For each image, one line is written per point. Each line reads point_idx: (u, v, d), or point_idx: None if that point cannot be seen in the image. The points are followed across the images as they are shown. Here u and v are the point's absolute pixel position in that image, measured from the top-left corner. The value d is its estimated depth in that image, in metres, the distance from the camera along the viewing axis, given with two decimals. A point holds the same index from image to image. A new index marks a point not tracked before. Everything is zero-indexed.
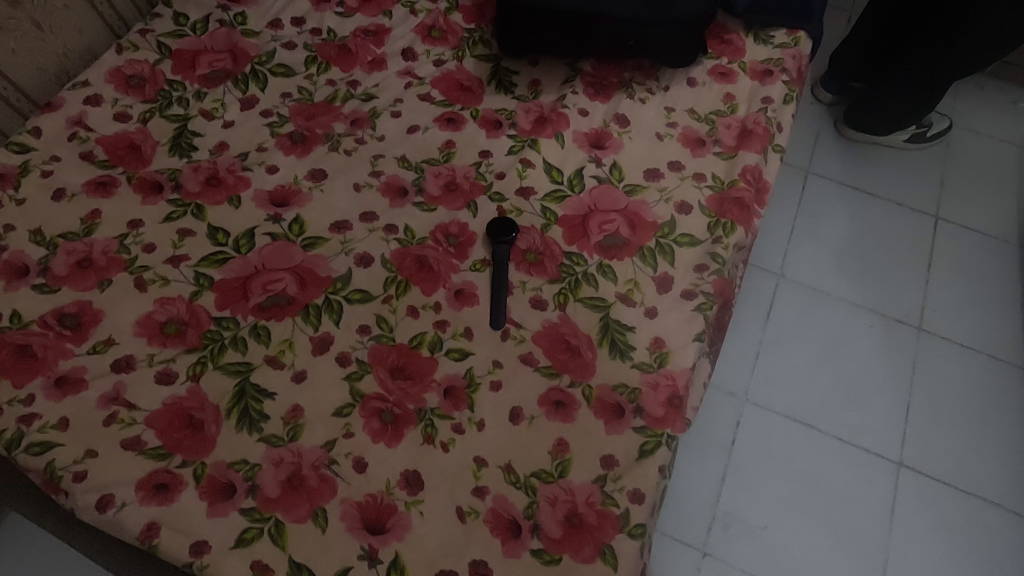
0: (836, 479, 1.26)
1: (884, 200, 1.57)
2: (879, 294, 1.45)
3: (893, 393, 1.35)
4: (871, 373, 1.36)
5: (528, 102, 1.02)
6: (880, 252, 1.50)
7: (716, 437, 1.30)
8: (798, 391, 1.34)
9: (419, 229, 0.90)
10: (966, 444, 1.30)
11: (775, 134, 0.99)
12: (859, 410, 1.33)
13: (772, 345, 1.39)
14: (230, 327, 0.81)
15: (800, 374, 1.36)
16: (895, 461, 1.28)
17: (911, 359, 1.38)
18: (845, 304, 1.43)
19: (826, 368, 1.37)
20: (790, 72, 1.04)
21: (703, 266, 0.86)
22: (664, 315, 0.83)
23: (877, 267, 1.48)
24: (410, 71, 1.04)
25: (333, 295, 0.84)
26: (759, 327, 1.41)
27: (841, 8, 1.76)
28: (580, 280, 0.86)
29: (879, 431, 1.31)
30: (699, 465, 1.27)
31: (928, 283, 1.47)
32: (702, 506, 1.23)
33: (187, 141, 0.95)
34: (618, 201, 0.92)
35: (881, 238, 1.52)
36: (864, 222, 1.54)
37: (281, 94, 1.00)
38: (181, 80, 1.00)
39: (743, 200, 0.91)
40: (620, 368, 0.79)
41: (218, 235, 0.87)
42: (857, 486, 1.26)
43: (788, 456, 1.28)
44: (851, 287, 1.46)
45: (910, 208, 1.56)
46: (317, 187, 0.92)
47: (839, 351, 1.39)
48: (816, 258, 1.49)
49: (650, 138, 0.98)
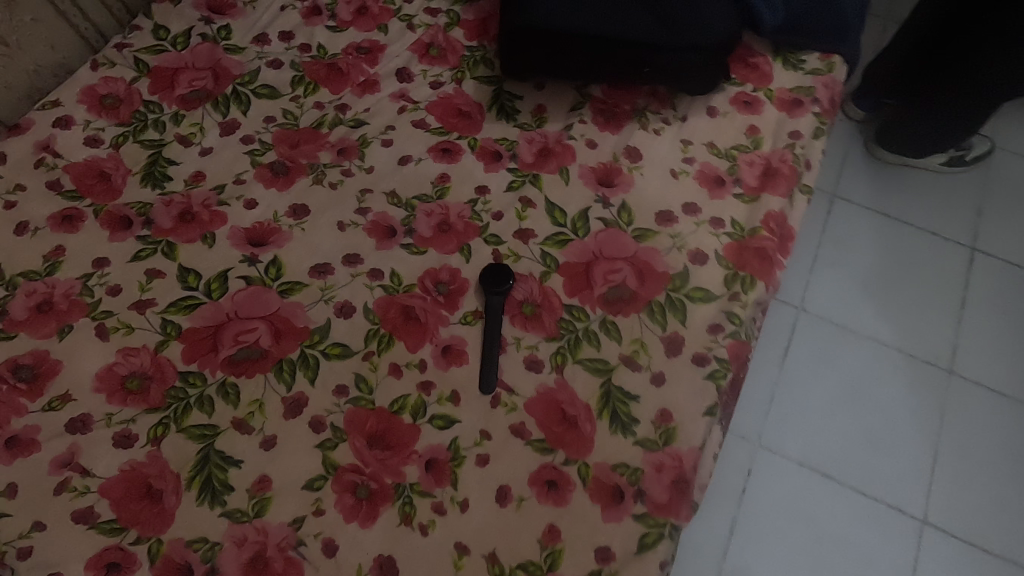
0: (854, 535, 1.18)
1: (916, 229, 1.45)
2: (908, 331, 1.35)
3: (920, 441, 1.25)
4: (897, 419, 1.26)
5: (532, 132, 0.93)
6: (910, 286, 1.39)
7: (727, 485, 1.21)
8: (816, 438, 1.25)
9: (407, 275, 0.82)
10: (998, 500, 1.20)
11: (803, 172, 0.89)
12: (882, 459, 1.23)
13: (789, 386, 1.29)
14: (197, 383, 0.75)
15: (819, 418, 1.26)
16: (918, 517, 1.19)
17: (940, 405, 1.28)
18: (871, 342, 1.33)
19: (847, 413, 1.27)
20: (822, 102, 0.94)
21: (718, 327, 0.78)
22: (672, 383, 0.75)
23: (907, 301, 1.38)
24: (404, 94, 0.96)
25: (310, 349, 0.77)
26: (776, 366, 1.31)
27: (881, 16, 1.62)
28: (580, 339, 0.78)
29: (903, 483, 1.21)
30: (707, 515, 1.19)
31: (961, 321, 1.36)
32: (709, 561, 1.16)
33: (160, 170, 0.88)
34: (626, 248, 0.84)
35: (913, 269, 1.41)
36: (893, 252, 1.43)
37: (264, 118, 0.92)
38: (158, 100, 0.93)
39: (765, 251, 0.82)
40: (621, 444, 0.71)
41: (189, 277, 0.81)
42: (875, 544, 1.17)
43: (804, 508, 1.20)
44: (878, 323, 1.35)
45: (944, 237, 1.44)
46: (297, 225, 0.85)
47: (863, 393, 1.29)
48: (841, 291, 1.39)
49: (664, 175, 0.89)
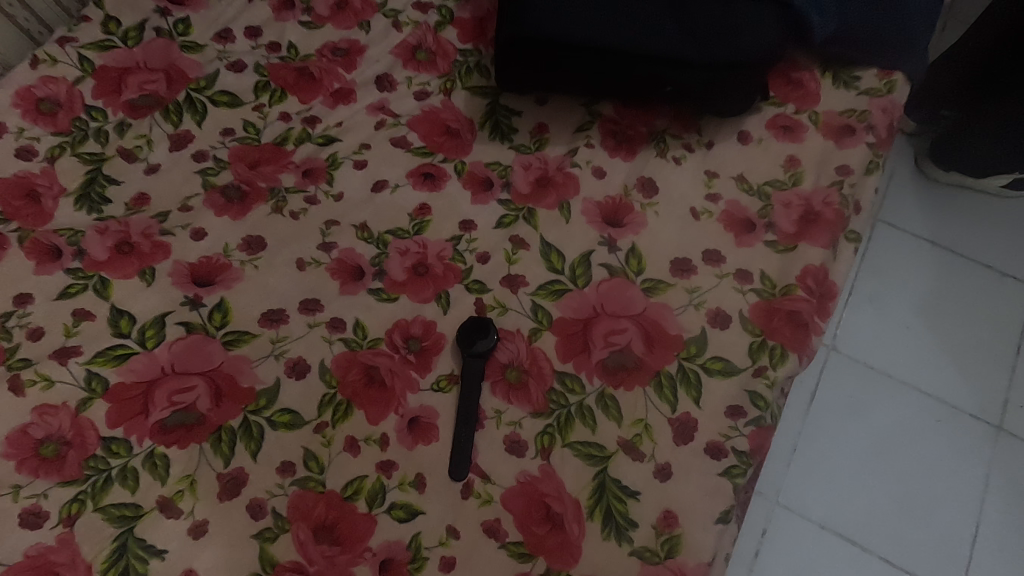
0: None
1: (967, 262, 1.29)
2: (953, 379, 1.20)
3: (960, 507, 1.11)
4: (935, 480, 1.12)
5: (530, 156, 0.80)
6: (957, 328, 1.24)
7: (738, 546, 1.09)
8: (843, 497, 1.11)
9: (373, 327, 0.70)
10: None
11: (850, 217, 0.74)
12: (915, 526, 1.10)
13: (813, 439, 1.15)
14: (121, 452, 0.64)
15: (849, 477, 1.12)
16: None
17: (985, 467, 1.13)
18: (909, 390, 1.19)
19: (879, 472, 1.13)
20: (878, 129, 0.78)
21: (739, 409, 0.65)
22: (680, 477, 0.62)
23: (953, 344, 1.22)
24: (384, 105, 0.83)
25: (254, 415, 0.66)
26: (801, 415, 1.17)
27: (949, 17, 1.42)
28: (572, 416, 0.65)
29: (939, 555, 1.08)
30: None
31: (1014, 369, 1.21)
32: None
33: (99, 190, 0.76)
34: (632, 303, 0.71)
35: (961, 309, 1.25)
36: (940, 288, 1.27)
37: (222, 131, 0.80)
38: (102, 106, 0.81)
39: (800, 316, 0.68)
40: (614, 553, 0.60)
41: (121, 321, 0.70)
42: None
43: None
44: (920, 367, 1.20)
45: (999, 272, 1.28)
46: (251, 262, 0.73)
47: (898, 449, 1.14)
48: (879, 329, 1.23)
49: (682, 215, 0.75)
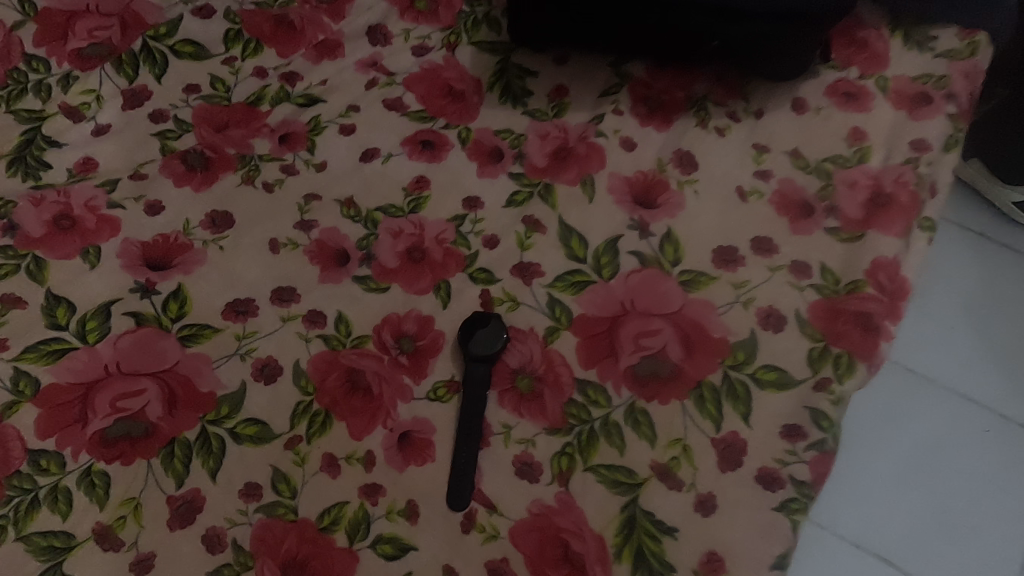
0: None
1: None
2: None
3: None
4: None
5: (547, 124, 0.68)
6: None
7: None
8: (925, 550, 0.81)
9: (358, 322, 0.59)
10: None
11: (927, 200, 0.62)
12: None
13: (876, 464, 0.86)
14: (52, 469, 0.53)
15: (906, 495, 0.84)
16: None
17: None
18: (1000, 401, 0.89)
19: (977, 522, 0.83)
20: (959, 98, 0.66)
21: (798, 429, 0.54)
22: (726, 512, 0.51)
23: None
24: (376, 62, 0.71)
25: (214, 426, 0.55)
26: (859, 423, 0.90)
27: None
28: (596, 433, 0.54)
29: None
30: None
31: None
32: None
33: (37, 153, 0.64)
34: (667, 299, 0.59)
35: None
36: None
37: (185, 88, 0.68)
38: (45, 55, 0.68)
39: (870, 318, 0.57)
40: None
41: (58, 310, 0.58)
42: None
43: None
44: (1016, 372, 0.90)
45: None
46: (215, 242, 0.62)
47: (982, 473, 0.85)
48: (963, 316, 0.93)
49: (727, 195, 0.64)
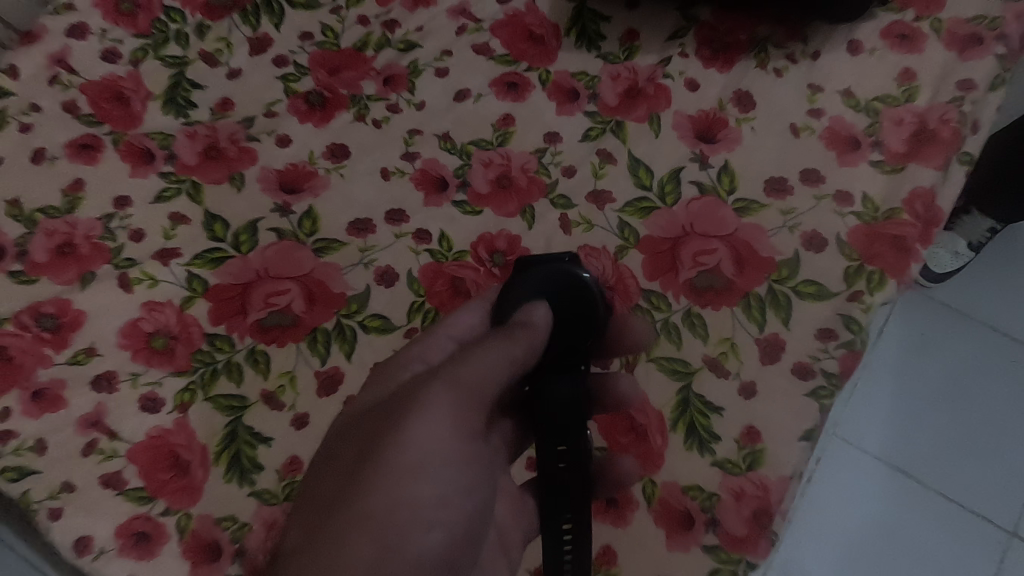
0: (914, 535, 1.05)
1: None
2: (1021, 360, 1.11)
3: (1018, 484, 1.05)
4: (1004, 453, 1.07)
5: (618, 66, 0.76)
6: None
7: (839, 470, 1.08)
8: (903, 450, 1.08)
9: (457, 240, 0.70)
10: None
11: (968, 137, 0.68)
12: (971, 477, 1.06)
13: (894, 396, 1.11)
14: (225, 348, 0.68)
15: (908, 421, 1.10)
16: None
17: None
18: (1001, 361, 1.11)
19: (943, 436, 1.08)
20: (1011, 39, 0.71)
21: (829, 333, 0.63)
22: (764, 396, 0.63)
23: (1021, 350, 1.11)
24: (465, 9, 0.80)
25: (346, 319, 0.68)
26: (882, 374, 1.12)
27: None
28: (658, 332, 0.65)
29: (986, 515, 1.04)
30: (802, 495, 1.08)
31: None
32: None
33: (184, 94, 0.77)
34: (723, 224, 0.68)
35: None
36: (995, 257, 1.16)
37: (300, 35, 0.79)
38: (180, 7, 0.80)
39: (904, 242, 0.65)
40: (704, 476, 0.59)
41: (216, 226, 0.72)
42: (937, 541, 1.04)
43: (866, 496, 1.07)
44: (1004, 343, 1.12)
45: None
46: (335, 170, 0.73)
47: (972, 408, 1.09)
48: (955, 295, 1.14)
49: (780, 131, 0.71)
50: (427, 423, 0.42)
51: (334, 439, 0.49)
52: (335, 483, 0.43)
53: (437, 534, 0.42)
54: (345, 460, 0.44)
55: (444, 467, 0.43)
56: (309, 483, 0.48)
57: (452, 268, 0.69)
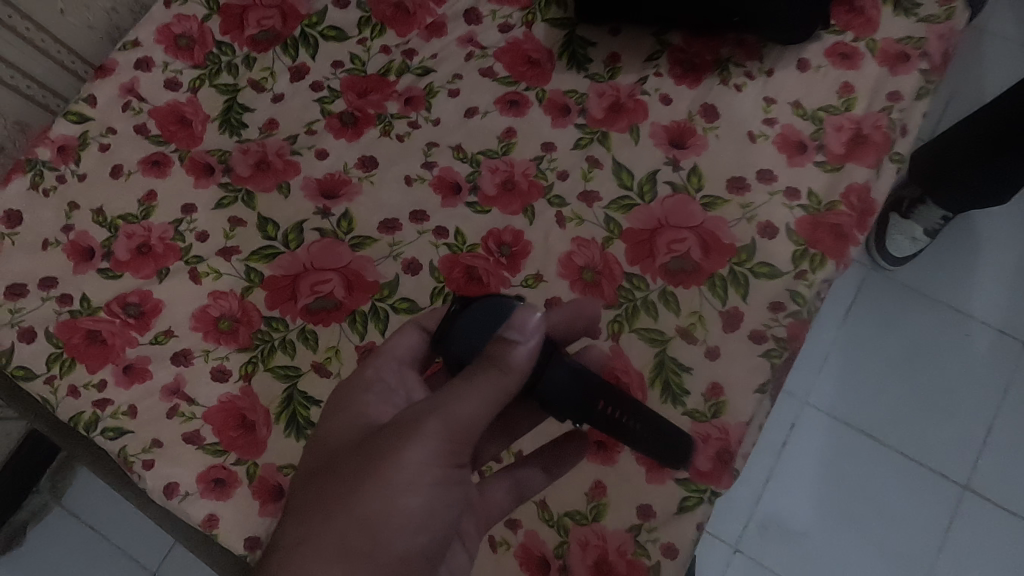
0: (874, 488, 1.18)
1: (1002, 228, 1.29)
2: (966, 332, 1.25)
3: (962, 440, 1.20)
4: (951, 414, 1.21)
5: (603, 84, 0.90)
6: (990, 291, 1.26)
7: (807, 434, 1.21)
8: (866, 413, 1.22)
9: (471, 234, 0.84)
10: (993, 534, 1.15)
11: (896, 140, 0.82)
12: (923, 436, 1.20)
13: (856, 369, 1.24)
14: (280, 328, 0.82)
15: (868, 389, 1.23)
16: (934, 549, 1.14)
17: (989, 427, 1.20)
18: (948, 332, 1.25)
19: (902, 402, 1.22)
20: (933, 56, 0.84)
21: (779, 305, 0.77)
22: (726, 358, 0.76)
23: (964, 323, 1.25)
24: (472, 38, 0.93)
25: (380, 302, 0.82)
26: (846, 348, 1.25)
27: (1002, 37, 1.37)
28: (638, 308, 0.79)
29: (935, 469, 1.19)
30: (776, 455, 1.21)
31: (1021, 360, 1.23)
32: (735, 521, 1.18)
33: (236, 116, 0.91)
34: (692, 217, 0.82)
35: (988, 267, 1.27)
36: (948, 239, 1.29)
37: (332, 63, 0.93)
38: (229, 41, 0.94)
39: (842, 229, 0.79)
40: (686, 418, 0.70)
41: (268, 227, 0.86)
42: (894, 493, 1.18)
43: (833, 457, 1.20)
44: (953, 316, 1.26)
45: (973, 265, 1.28)
46: (366, 178, 0.87)
47: (925, 374, 1.23)
48: (909, 273, 1.28)
49: (740, 138, 0.84)
50: (422, 450, 0.52)
51: (331, 442, 0.58)
52: (336, 486, 0.53)
53: (424, 538, 0.54)
54: (345, 466, 0.54)
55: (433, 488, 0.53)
56: (305, 474, 0.58)
57: (467, 258, 0.83)
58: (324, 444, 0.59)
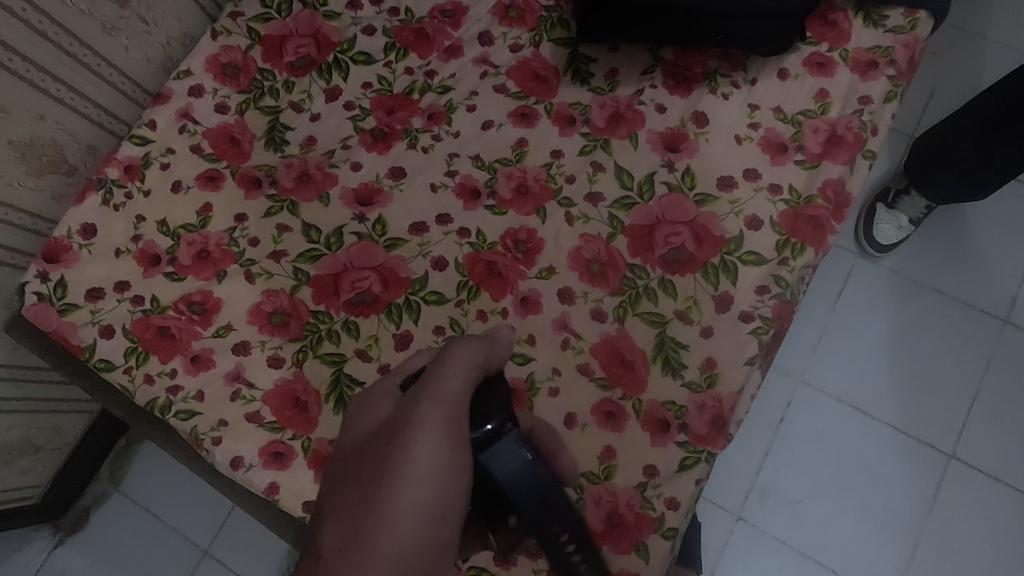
0: (864, 459, 1.28)
1: (983, 214, 1.38)
2: (948, 312, 1.34)
3: (946, 412, 1.29)
4: (934, 388, 1.30)
5: (604, 96, 1.00)
6: (972, 274, 1.35)
7: (801, 411, 1.31)
8: (859, 391, 1.31)
9: (490, 234, 0.95)
10: (974, 499, 1.24)
11: (867, 139, 0.92)
12: (909, 409, 1.30)
13: (846, 350, 1.33)
14: (326, 320, 0.93)
15: (858, 367, 1.32)
16: (923, 513, 1.24)
17: (972, 400, 1.29)
18: (930, 313, 1.34)
19: (888, 378, 1.31)
20: (899, 63, 0.94)
21: (764, 288, 0.88)
22: (718, 335, 0.87)
23: (945, 305, 1.34)
24: (486, 58, 1.04)
25: (412, 296, 0.93)
26: (835, 331, 1.35)
27: (980, 34, 1.46)
28: (640, 294, 0.89)
29: (920, 439, 1.28)
30: (773, 431, 1.31)
31: (1001, 338, 1.32)
32: (737, 489, 1.28)
33: (279, 135, 1.03)
34: (686, 212, 0.92)
35: (970, 251, 1.36)
36: (930, 227, 1.38)
37: (362, 85, 1.04)
38: (271, 68, 1.06)
39: (819, 220, 0.89)
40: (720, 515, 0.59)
41: (312, 232, 0.97)
42: (882, 462, 1.27)
43: (825, 431, 1.30)
44: (935, 298, 1.35)
45: (951, 251, 1.36)
46: (396, 186, 0.98)
47: (910, 352, 1.32)
48: (894, 258, 1.37)
49: (728, 141, 0.95)
50: (429, 439, 0.55)
51: (340, 466, 0.60)
52: (360, 497, 0.55)
53: (446, 528, 0.55)
54: (362, 479, 0.56)
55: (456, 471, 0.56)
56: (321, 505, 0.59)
57: (488, 255, 0.94)
58: (333, 471, 0.60)
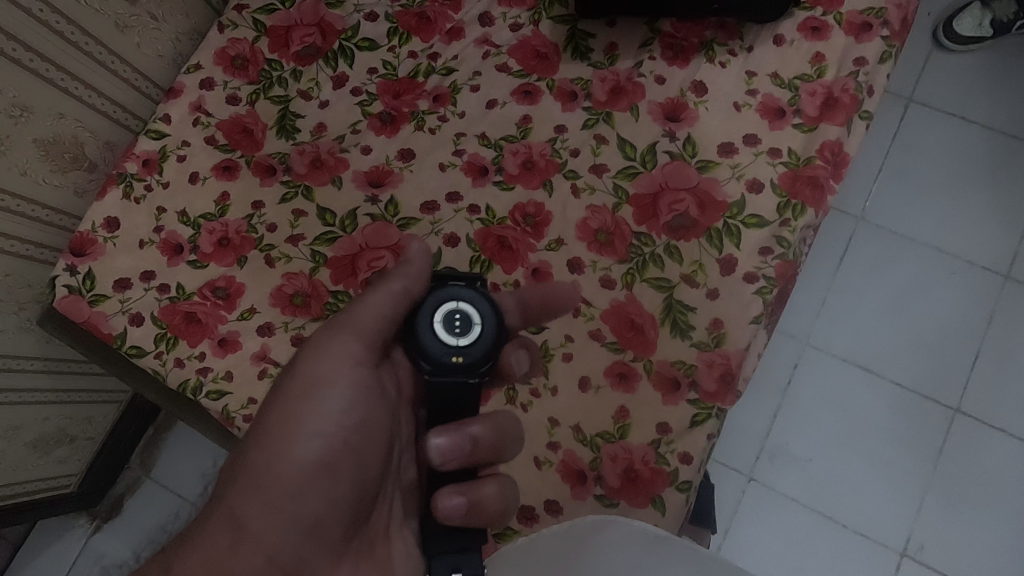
0: (870, 416, 1.31)
1: (981, 174, 1.39)
2: (946, 271, 1.36)
3: (948, 368, 1.32)
4: (935, 346, 1.33)
5: (605, 70, 1.03)
6: (970, 232, 1.37)
7: (808, 371, 1.34)
8: (865, 350, 1.34)
9: (500, 209, 0.98)
10: (973, 452, 1.28)
11: (863, 100, 0.95)
12: (910, 367, 1.33)
13: (847, 308, 1.36)
14: (344, 300, 0.97)
15: (862, 329, 1.35)
16: (928, 466, 1.28)
17: (974, 359, 1.32)
18: (928, 273, 1.36)
19: (891, 339, 1.34)
20: (892, 24, 0.96)
21: (767, 249, 0.91)
22: (723, 297, 0.90)
23: (944, 264, 1.36)
24: (487, 39, 1.07)
25: None
26: (835, 291, 1.37)
27: None
28: (647, 260, 0.93)
29: (921, 396, 1.31)
30: (782, 392, 1.34)
31: (999, 294, 1.34)
32: (747, 451, 1.32)
33: (291, 123, 1.06)
34: (689, 179, 0.95)
35: (964, 211, 1.38)
36: (927, 190, 1.40)
37: (368, 70, 1.07)
38: (278, 58, 1.09)
39: (819, 180, 0.91)
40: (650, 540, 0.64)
41: (327, 215, 1.00)
42: (887, 419, 1.31)
43: (833, 390, 1.33)
44: (931, 257, 1.37)
45: (949, 212, 1.39)
46: (406, 167, 1.02)
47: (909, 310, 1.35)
48: (892, 220, 1.39)
49: (727, 109, 0.97)
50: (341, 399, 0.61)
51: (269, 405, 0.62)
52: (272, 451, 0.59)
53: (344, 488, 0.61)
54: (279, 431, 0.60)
55: (334, 407, 0.61)
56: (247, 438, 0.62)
57: (498, 230, 0.97)
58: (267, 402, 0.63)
